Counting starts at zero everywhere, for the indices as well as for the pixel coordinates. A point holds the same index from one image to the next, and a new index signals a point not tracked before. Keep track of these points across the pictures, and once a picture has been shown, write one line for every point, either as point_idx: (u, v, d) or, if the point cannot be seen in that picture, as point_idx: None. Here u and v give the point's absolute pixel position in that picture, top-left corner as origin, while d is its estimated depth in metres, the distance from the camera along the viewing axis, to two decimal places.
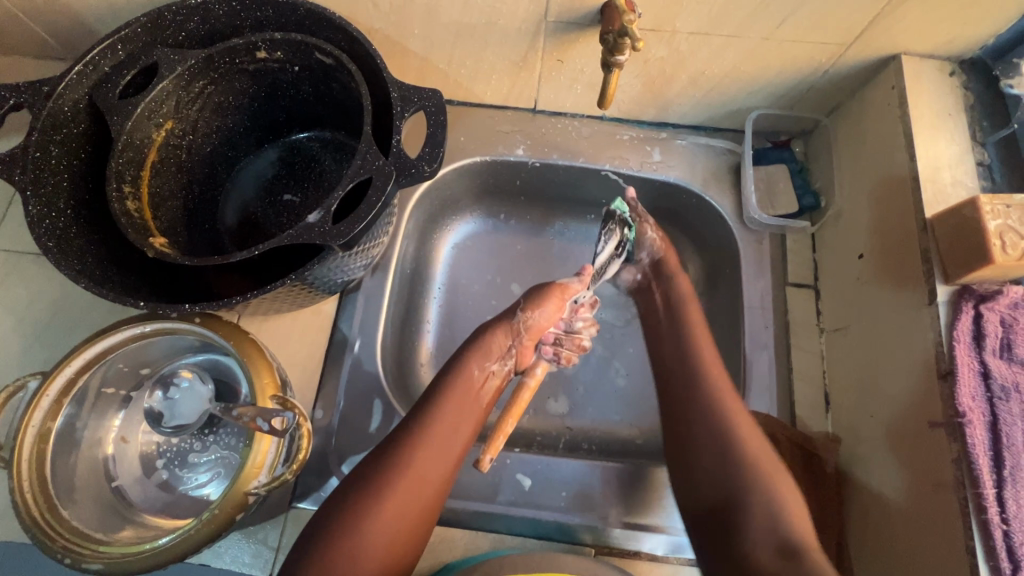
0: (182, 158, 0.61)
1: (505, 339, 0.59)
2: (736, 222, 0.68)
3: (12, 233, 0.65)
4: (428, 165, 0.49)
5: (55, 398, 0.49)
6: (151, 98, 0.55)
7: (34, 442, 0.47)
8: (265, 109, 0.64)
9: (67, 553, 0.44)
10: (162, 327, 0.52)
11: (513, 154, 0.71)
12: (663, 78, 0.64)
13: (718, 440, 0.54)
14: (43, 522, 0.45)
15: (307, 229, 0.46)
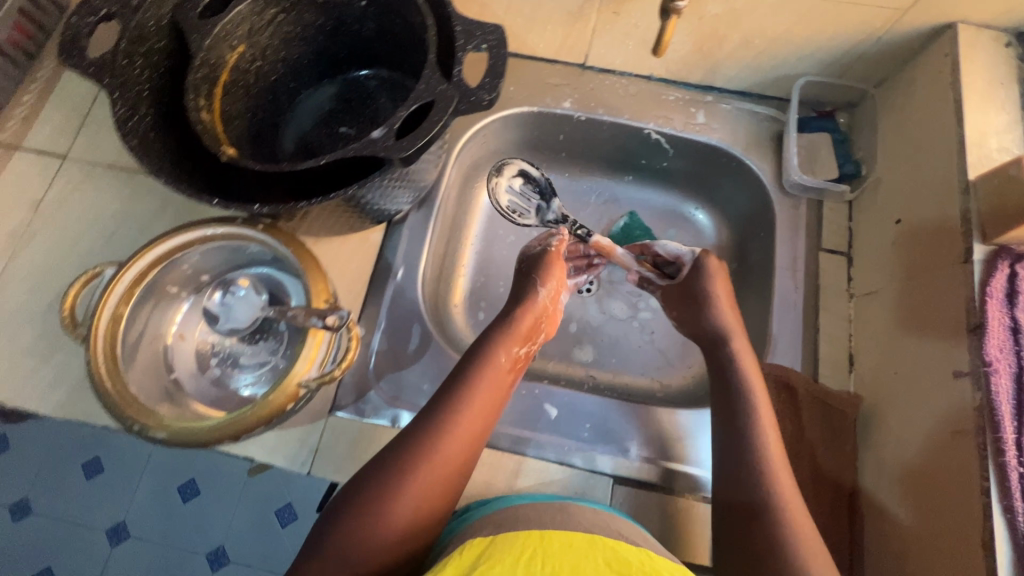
0: (250, 83, 0.64)
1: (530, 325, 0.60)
2: (774, 186, 0.69)
3: (87, 146, 0.70)
4: (487, 94, 0.51)
5: (129, 286, 0.53)
6: (229, 20, 0.58)
7: (108, 324, 0.52)
8: (330, 44, 0.67)
9: (135, 420, 0.48)
10: (227, 232, 0.56)
11: (560, 107, 0.73)
12: (716, 38, 0.65)
13: (749, 430, 0.53)
14: (118, 396, 0.49)
15: (371, 142, 0.49)
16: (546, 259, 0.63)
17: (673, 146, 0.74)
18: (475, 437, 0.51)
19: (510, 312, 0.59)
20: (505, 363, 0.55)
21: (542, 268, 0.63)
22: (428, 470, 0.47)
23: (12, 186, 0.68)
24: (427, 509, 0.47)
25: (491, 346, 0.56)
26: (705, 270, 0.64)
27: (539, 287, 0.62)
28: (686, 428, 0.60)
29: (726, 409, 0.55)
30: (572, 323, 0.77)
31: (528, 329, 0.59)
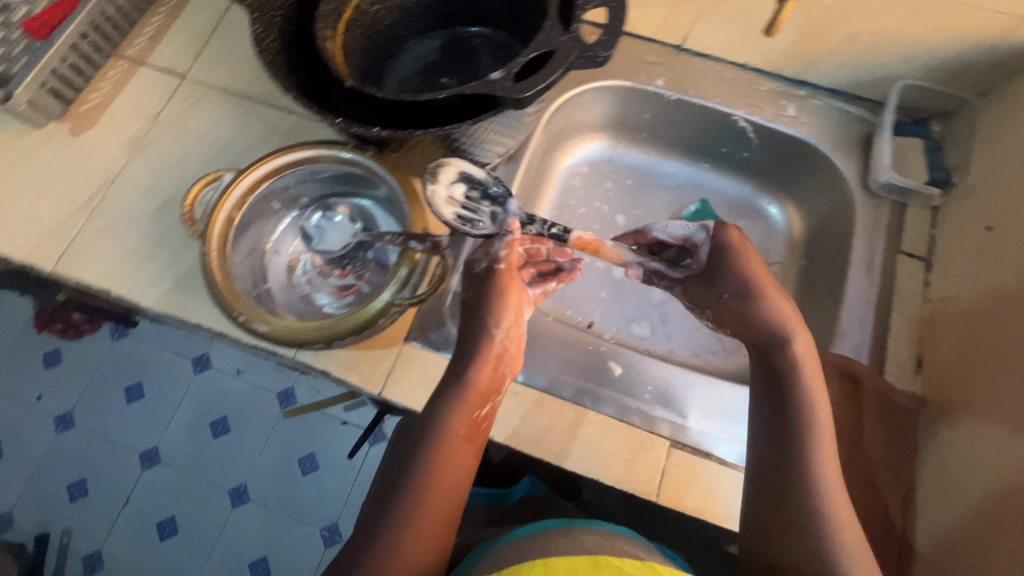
0: (366, 24, 0.67)
1: (490, 366, 0.54)
2: (859, 185, 0.69)
3: (204, 69, 0.74)
4: (603, 51, 0.54)
5: (242, 193, 0.58)
6: None
7: (222, 224, 0.57)
8: None
9: (243, 313, 0.53)
10: (335, 156, 0.60)
11: (652, 85, 0.75)
12: (822, 30, 0.65)
13: (797, 475, 0.48)
14: (224, 283, 0.54)
15: (490, 83, 0.51)
16: (490, 293, 0.55)
17: (758, 136, 0.75)
18: (452, 504, 0.48)
19: (463, 372, 0.53)
20: (461, 433, 0.51)
21: (492, 299, 0.55)
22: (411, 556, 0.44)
23: (134, 97, 0.72)
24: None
25: (449, 416, 0.51)
26: (727, 250, 0.59)
27: (493, 329, 0.55)
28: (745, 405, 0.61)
29: (777, 454, 0.50)
30: (635, 299, 0.80)
31: (490, 376, 0.54)
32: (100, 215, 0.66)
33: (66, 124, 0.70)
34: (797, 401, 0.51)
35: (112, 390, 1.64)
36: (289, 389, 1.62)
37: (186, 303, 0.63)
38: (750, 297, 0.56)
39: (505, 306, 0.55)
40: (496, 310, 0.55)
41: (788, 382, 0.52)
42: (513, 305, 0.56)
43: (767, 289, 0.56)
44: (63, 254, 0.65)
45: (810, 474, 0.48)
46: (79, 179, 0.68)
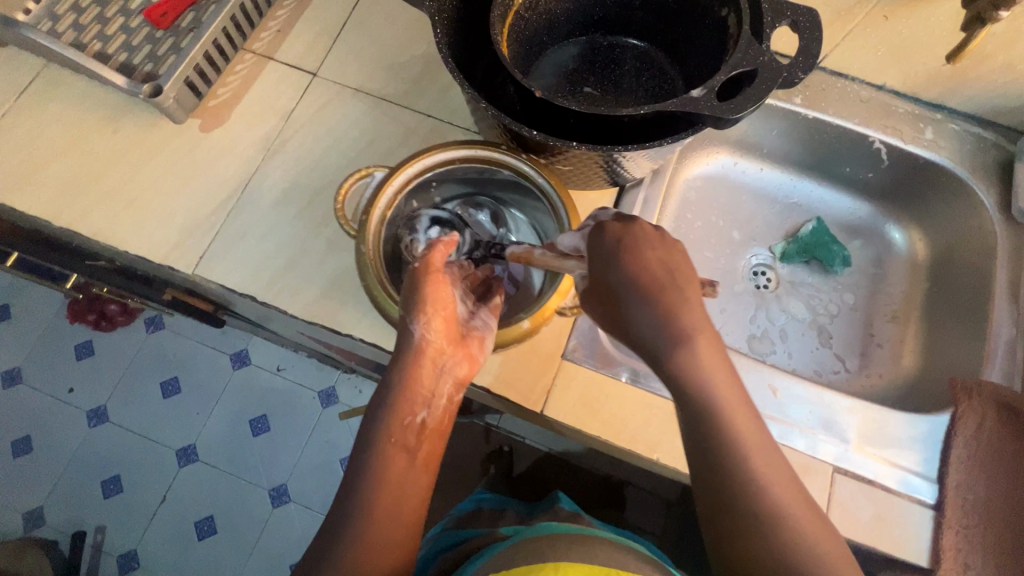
0: (518, 30, 0.66)
1: (432, 364, 0.50)
2: (999, 213, 0.70)
3: (335, 66, 0.72)
4: (801, 74, 0.53)
5: (396, 190, 0.56)
6: None
7: (376, 222, 0.54)
8: (592, 5, 0.68)
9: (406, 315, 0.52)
10: (486, 156, 0.58)
11: (789, 102, 0.74)
12: (979, 56, 0.65)
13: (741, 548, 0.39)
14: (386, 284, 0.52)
15: (693, 100, 0.50)
16: (418, 288, 0.51)
17: (890, 157, 0.75)
18: (418, 508, 0.47)
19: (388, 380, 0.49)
20: (419, 453, 0.48)
21: (412, 294, 0.50)
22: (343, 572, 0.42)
23: (264, 94, 0.70)
24: None
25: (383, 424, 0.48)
26: (612, 255, 0.45)
27: (414, 325, 0.50)
28: (903, 430, 0.61)
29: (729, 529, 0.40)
30: (759, 316, 0.79)
31: (432, 369, 0.50)
32: (238, 216, 0.64)
33: (196, 120, 0.67)
34: (722, 436, 0.41)
35: (145, 385, 1.39)
36: (333, 387, 1.40)
37: (334, 312, 0.61)
38: (644, 289, 0.43)
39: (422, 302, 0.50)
40: (410, 310, 0.50)
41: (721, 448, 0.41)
42: (440, 302, 0.51)
43: (688, 288, 0.44)
44: (202, 256, 0.62)
45: (749, 518, 0.40)
46: (213, 179, 0.65)
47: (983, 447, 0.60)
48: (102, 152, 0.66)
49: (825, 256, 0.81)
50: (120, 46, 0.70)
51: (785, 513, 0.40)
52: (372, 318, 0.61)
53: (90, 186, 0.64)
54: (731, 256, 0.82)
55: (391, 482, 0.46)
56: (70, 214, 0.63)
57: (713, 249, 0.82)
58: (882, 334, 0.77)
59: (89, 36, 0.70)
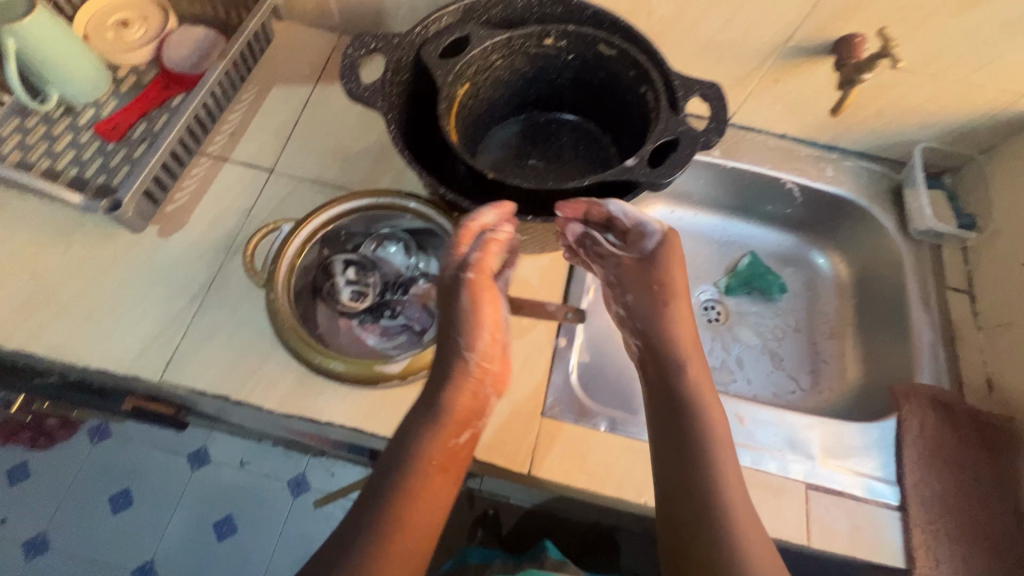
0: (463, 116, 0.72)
1: (478, 386, 0.52)
2: (899, 233, 0.80)
3: (291, 161, 0.75)
4: (716, 137, 0.61)
5: (304, 241, 0.59)
6: (466, 61, 0.66)
7: (285, 271, 0.57)
8: (526, 89, 0.77)
9: (317, 354, 0.53)
10: (391, 204, 0.62)
11: (710, 155, 0.83)
12: (857, 106, 0.77)
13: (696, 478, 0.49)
14: (294, 327, 0.53)
15: (629, 169, 0.57)
16: (473, 306, 0.53)
17: (802, 194, 0.85)
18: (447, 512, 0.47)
19: (437, 399, 0.50)
20: (434, 458, 0.47)
21: (468, 312, 0.53)
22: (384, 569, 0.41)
23: (222, 193, 0.71)
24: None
25: (423, 439, 0.48)
26: (653, 258, 0.60)
27: (465, 347, 0.52)
28: (858, 439, 0.66)
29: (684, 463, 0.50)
30: (715, 349, 0.85)
31: (473, 386, 0.52)
32: (204, 314, 0.63)
33: (155, 225, 0.68)
34: (692, 419, 0.52)
35: (93, 503, 1.28)
36: (302, 473, 1.30)
37: (312, 400, 0.60)
38: (674, 300, 0.59)
39: (474, 313, 0.53)
40: (463, 321, 0.52)
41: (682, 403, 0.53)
42: (492, 325, 0.54)
43: (676, 296, 0.59)
44: (169, 360, 0.61)
45: (700, 484, 0.49)
46: (176, 281, 0.65)
47: (931, 445, 0.65)
48: (56, 267, 0.65)
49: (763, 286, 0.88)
50: (70, 161, 0.71)
51: (730, 486, 0.48)
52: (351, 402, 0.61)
53: (45, 302, 0.63)
54: None
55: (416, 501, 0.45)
56: (24, 334, 0.61)
57: None
58: (826, 351, 0.84)
59: (36, 155, 0.71)
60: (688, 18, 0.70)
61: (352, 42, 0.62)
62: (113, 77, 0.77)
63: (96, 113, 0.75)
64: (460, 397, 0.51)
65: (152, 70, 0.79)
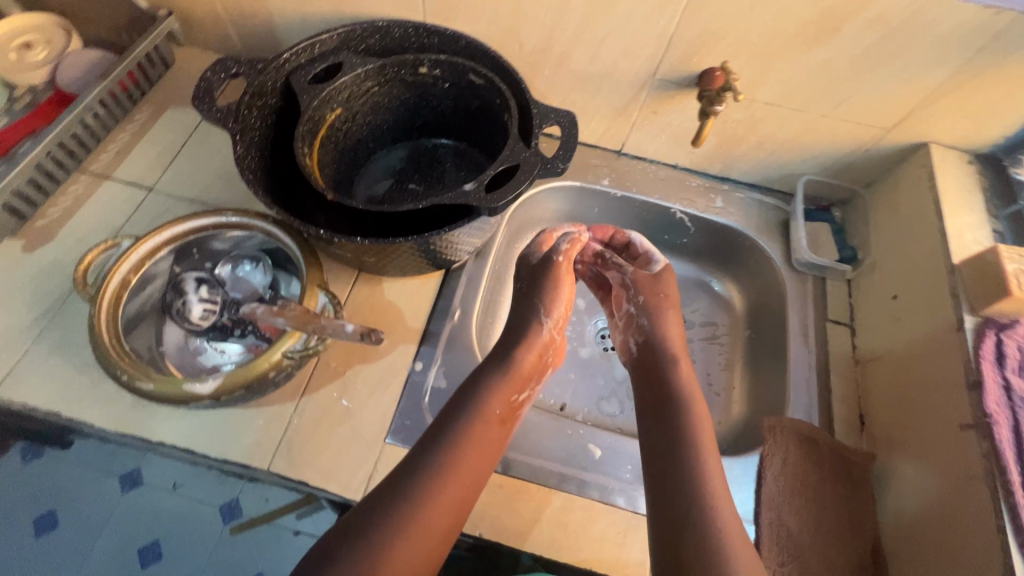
0: (339, 140, 0.73)
1: (533, 361, 0.62)
2: (785, 264, 0.79)
3: (172, 180, 0.76)
4: (562, 163, 0.61)
5: (142, 258, 0.59)
6: (334, 87, 0.67)
7: (115, 287, 0.57)
8: (410, 115, 0.78)
9: (126, 371, 0.52)
10: (243, 223, 0.63)
11: (599, 184, 0.84)
12: (735, 138, 0.78)
13: (688, 454, 0.55)
14: (110, 344, 0.53)
15: (465, 194, 0.57)
16: (553, 281, 0.67)
17: (694, 225, 0.85)
18: (474, 478, 0.53)
19: (509, 353, 0.61)
20: (497, 413, 0.57)
21: (549, 291, 0.66)
22: (423, 513, 0.49)
23: (95, 211, 0.72)
24: (432, 541, 0.48)
25: (489, 393, 0.57)
26: (652, 279, 0.70)
27: (544, 319, 0.65)
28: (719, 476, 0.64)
29: (672, 440, 0.56)
30: (604, 378, 0.83)
31: (540, 347, 0.63)
32: (52, 330, 0.63)
33: (19, 239, 0.69)
34: (681, 406, 0.59)
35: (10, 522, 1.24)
36: (233, 500, 1.26)
37: (145, 420, 0.60)
38: (653, 313, 0.68)
39: (558, 292, 0.66)
40: (552, 299, 0.66)
41: (668, 392, 0.61)
42: (565, 302, 0.67)
43: (669, 312, 0.68)
44: (6, 375, 0.61)
45: (691, 463, 0.54)
46: (30, 295, 0.65)
47: (792, 482, 0.63)
48: None
49: None
50: None
51: (716, 493, 0.52)
52: (186, 422, 0.60)
53: None
54: (576, 324, 0.88)
55: (473, 443, 0.54)
56: None
57: (559, 318, 0.87)
58: (717, 382, 0.82)
59: None
60: (556, 50, 0.71)
61: (213, 65, 0.64)
62: (9, 96, 0.80)
63: None
64: (511, 371, 0.60)
65: (49, 90, 0.81)
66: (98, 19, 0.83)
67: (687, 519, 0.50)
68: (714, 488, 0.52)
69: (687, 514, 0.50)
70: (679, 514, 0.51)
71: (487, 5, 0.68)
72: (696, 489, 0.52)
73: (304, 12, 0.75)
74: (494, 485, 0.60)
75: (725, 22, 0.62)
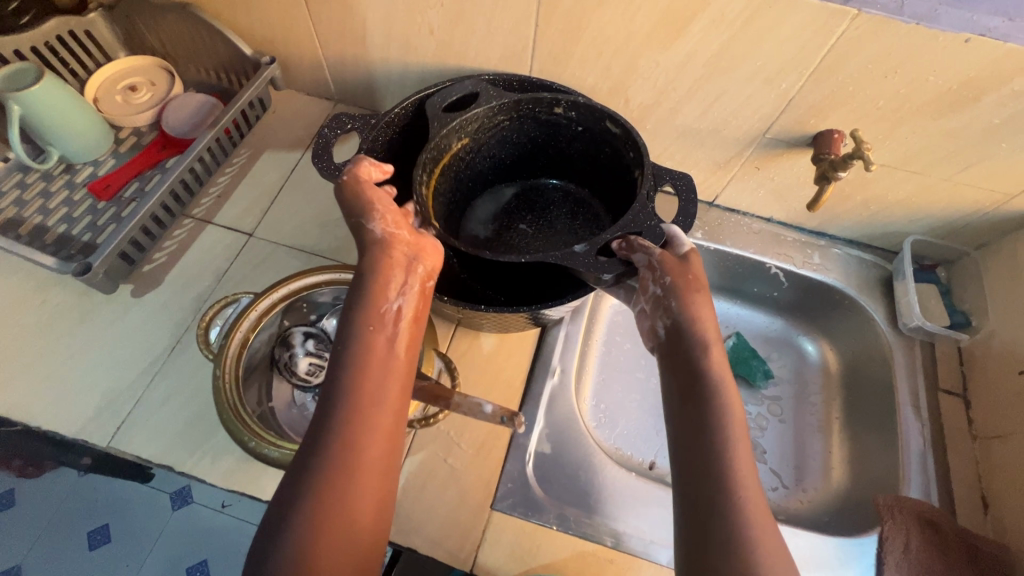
0: (460, 168, 0.71)
1: (397, 272, 0.51)
2: (889, 327, 0.76)
3: (271, 225, 0.77)
4: (683, 230, 0.60)
5: (261, 314, 0.59)
6: (466, 118, 0.63)
7: (237, 344, 0.57)
8: (535, 151, 0.75)
9: (254, 437, 0.52)
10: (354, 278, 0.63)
11: (693, 237, 0.82)
12: (841, 196, 0.75)
13: (718, 464, 0.45)
14: (236, 407, 0.53)
15: (573, 255, 0.54)
16: (357, 194, 0.53)
17: (789, 280, 0.83)
18: (387, 427, 0.45)
19: (361, 275, 0.50)
20: (398, 342, 0.49)
21: (356, 203, 0.53)
22: (344, 486, 0.41)
23: (199, 255, 0.73)
24: (368, 517, 0.42)
25: (357, 323, 0.48)
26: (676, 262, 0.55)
27: (370, 225, 0.52)
28: (838, 558, 0.61)
29: (698, 444, 0.47)
30: None
31: (402, 258, 0.51)
32: (162, 380, 0.64)
33: (129, 284, 0.70)
34: (714, 404, 0.48)
35: (72, 536, 1.25)
36: None
37: (254, 478, 0.59)
38: (678, 297, 0.54)
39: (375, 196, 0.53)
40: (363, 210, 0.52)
41: (698, 386, 0.50)
42: (384, 201, 0.54)
43: (699, 295, 0.55)
44: (120, 424, 0.61)
45: (721, 471, 0.45)
46: (141, 342, 0.66)
47: (915, 567, 0.60)
48: (29, 324, 0.67)
49: (749, 377, 0.84)
50: (60, 218, 0.74)
51: (753, 516, 0.43)
52: None
53: (11, 356, 0.64)
54: None
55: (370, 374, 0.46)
56: None
57: (643, 370, 0.85)
58: (813, 446, 0.79)
59: (30, 211, 0.74)
60: (664, 107, 0.70)
61: (329, 120, 0.64)
62: (115, 137, 0.82)
63: (93, 172, 0.79)
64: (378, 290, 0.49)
65: (152, 132, 0.83)
66: (200, 61, 0.85)
67: (721, 546, 0.42)
68: (749, 504, 0.43)
69: (724, 539, 0.42)
70: (710, 539, 0.43)
71: (599, 63, 0.67)
72: (728, 504, 0.44)
73: (408, 63, 0.76)
74: (605, 560, 0.58)
75: (853, 89, 0.60)
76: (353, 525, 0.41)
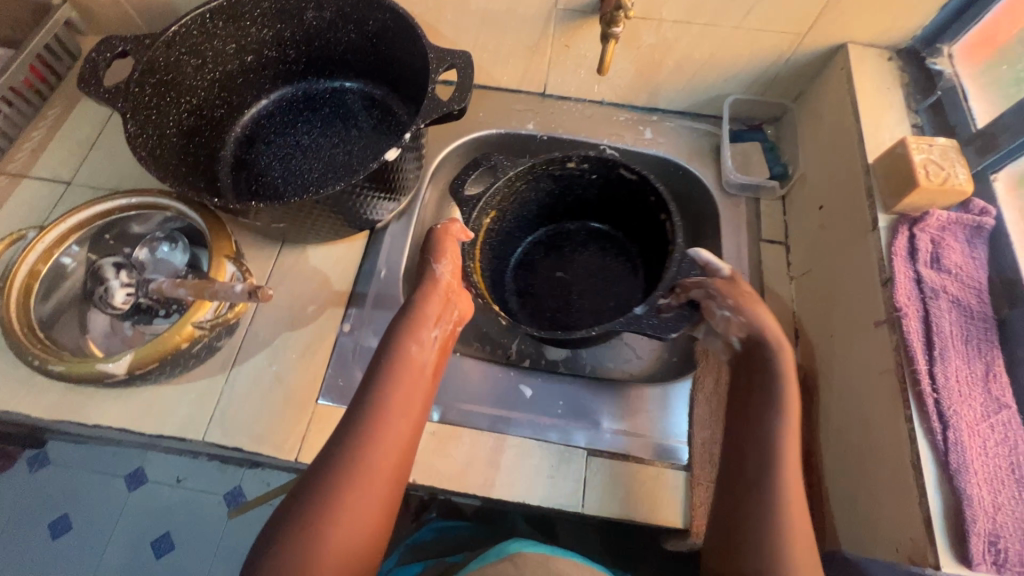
0: (208, 84, 0.73)
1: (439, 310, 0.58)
2: (716, 188, 0.78)
3: (89, 172, 0.76)
4: (458, 105, 0.60)
5: (49, 245, 0.60)
6: (497, 190, 0.67)
7: (26, 276, 0.59)
8: (376, 63, 0.77)
9: (37, 356, 0.54)
10: (138, 202, 0.63)
11: (524, 129, 0.82)
12: (653, 65, 0.75)
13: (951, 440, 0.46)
14: (19, 331, 0.55)
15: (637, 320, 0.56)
16: (432, 243, 0.61)
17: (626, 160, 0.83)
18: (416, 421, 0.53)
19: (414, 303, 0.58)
20: (427, 365, 0.56)
21: (433, 245, 0.60)
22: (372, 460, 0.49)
23: (15, 211, 0.72)
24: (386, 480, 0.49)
25: (401, 338, 0.56)
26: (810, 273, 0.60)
27: (433, 263, 0.60)
28: (655, 403, 0.64)
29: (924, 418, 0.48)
30: None
31: (440, 312, 0.58)
32: None
33: None
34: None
35: None
36: (239, 485, 1.15)
37: (80, 406, 0.61)
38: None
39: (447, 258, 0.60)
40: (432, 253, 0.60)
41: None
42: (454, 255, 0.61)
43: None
44: None
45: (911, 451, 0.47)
46: None
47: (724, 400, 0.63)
48: None
49: None
50: None
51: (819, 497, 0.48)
52: (121, 403, 0.61)
53: None
54: None
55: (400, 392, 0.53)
56: None
57: None
58: None
59: None
60: None
61: (96, 44, 0.61)
62: None
63: None
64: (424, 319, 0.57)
65: None
66: None
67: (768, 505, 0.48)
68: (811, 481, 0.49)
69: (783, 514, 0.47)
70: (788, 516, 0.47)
71: None
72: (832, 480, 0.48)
73: None
74: (425, 433, 0.61)
75: None
76: (375, 491, 0.48)
